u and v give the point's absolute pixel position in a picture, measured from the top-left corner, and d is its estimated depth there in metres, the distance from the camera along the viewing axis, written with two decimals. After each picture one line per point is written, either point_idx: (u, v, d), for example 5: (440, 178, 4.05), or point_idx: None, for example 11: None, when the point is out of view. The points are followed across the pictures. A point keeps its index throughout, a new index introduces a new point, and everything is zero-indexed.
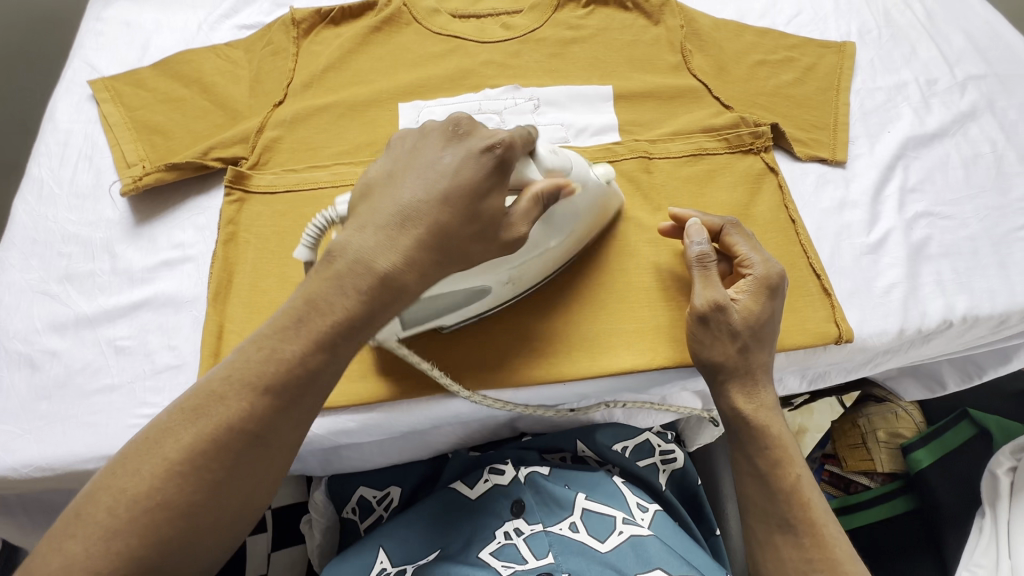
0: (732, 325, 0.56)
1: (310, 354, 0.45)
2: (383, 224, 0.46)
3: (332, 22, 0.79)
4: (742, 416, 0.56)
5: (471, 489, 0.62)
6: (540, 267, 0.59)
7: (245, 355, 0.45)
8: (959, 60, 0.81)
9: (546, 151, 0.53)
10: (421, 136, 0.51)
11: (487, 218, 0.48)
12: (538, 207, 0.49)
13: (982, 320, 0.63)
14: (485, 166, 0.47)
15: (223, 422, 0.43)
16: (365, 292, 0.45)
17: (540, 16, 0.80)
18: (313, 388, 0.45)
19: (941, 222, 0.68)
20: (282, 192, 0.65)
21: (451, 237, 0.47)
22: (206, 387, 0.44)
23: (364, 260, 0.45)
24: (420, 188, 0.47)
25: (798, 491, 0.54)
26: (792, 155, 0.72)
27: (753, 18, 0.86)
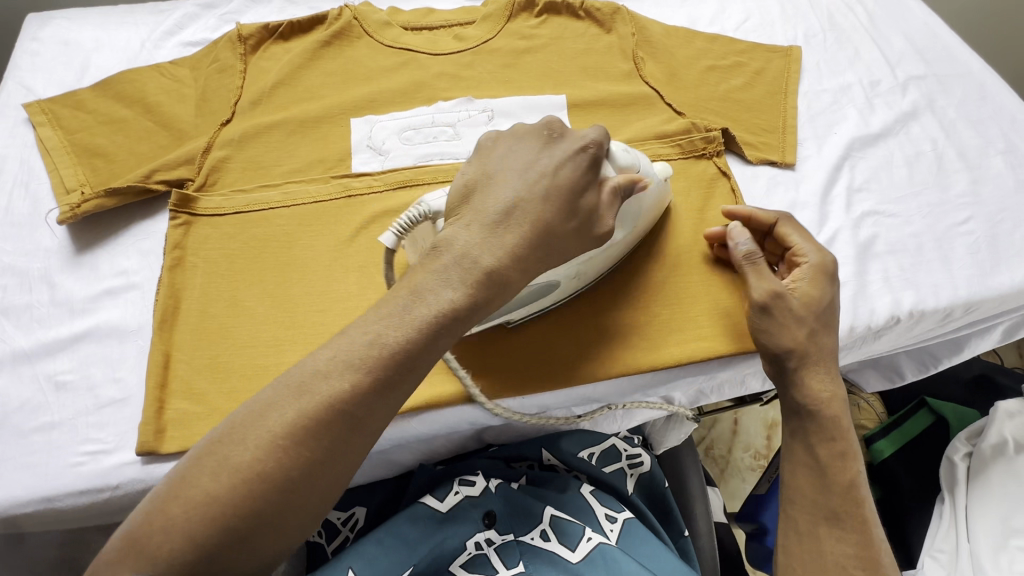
0: (795, 309, 0.57)
1: (412, 340, 0.45)
2: (484, 218, 0.49)
3: (281, 37, 0.77)
4: (818, 405, 0.56)
5: (441, 502, 0.60)
6: (605, 260, 0.62)
7: (350, 335, 0.45)
8: (900, 61, 0.84)
9: (621, 149, 0.56)
10: (514, 137, 0.55)
11: (585, 213, 0.52)
12: (617, 199, 0.53)
13: (928, 314, 0.65)
14: (581, 164, 0.52)
15: (325, 399, 0.42)
16: (472, 284, 0.47)
17: (492, 27, 0.81)
18: (413, 373, 0.45)
19: (887, 220, 0.70)
20: (231, 214, 0.63)
21: (554, 230, 0.51)
22: (307, 364, 0.44)
23: (467, 253, 0.48)
24: (518, 184, 0.51)
25: (856, 488, 0.55)
26: (743, 159, 0.74)
27: (703, 23, 0.87)
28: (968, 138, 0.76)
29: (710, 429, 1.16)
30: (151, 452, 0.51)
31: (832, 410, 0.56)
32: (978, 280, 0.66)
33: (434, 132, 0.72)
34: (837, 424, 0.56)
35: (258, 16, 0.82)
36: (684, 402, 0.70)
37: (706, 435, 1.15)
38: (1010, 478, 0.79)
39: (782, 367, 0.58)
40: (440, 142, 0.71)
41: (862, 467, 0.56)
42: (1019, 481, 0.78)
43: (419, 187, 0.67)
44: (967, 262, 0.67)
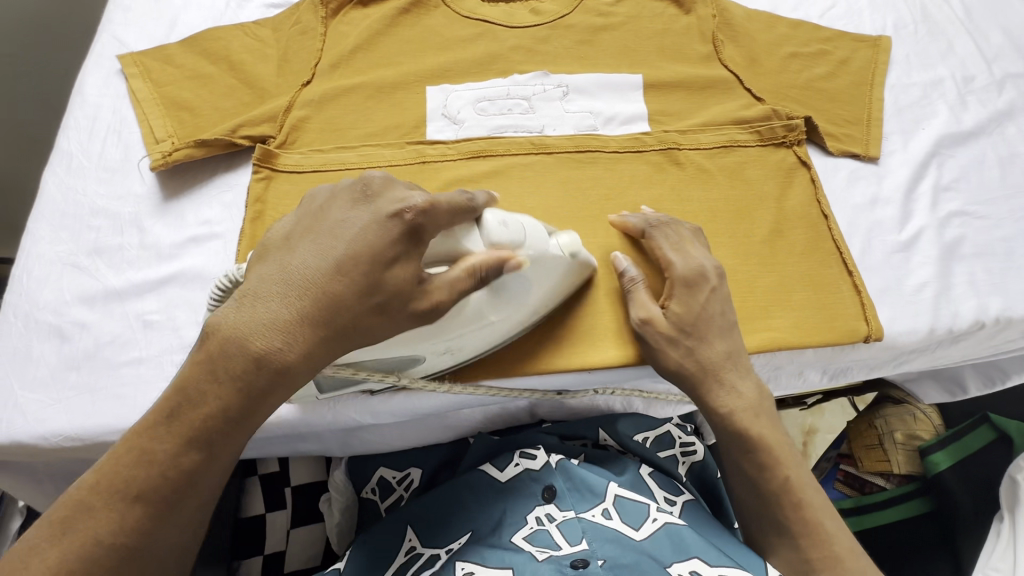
0: (664, 330, 0.57)
1: (183, 453, 0.42)
2: (266, 303, 0.42)
3: (360, 3, 0.78)
4: (733, 420, 0.55)
5: (501, 472, 0.61)
6: (485, 338, 0.56)
7: (115, 455, 0.42)
8: (996, 57, 0.80)
9: (496, 222, 0.48)
10: (327, 197, 0.47)
11: (393, 288, 0.43)
12: (475, 279, 0.45)
13: (1015, 322, 0.62)
14: (392, 231, 0.43)
15: (86, 540, 0.40)
16: (241, 380, 0.42)
17: (570, 2, 0.80)
18: (197, 488, 0.43)
19: (976, 222, 0.67)
20: (309, 171, 0.65)
21: (345, 309, 0.43)
22: (74, 494, 0.42)
23: (245, 346, 0.41)
24: (314, 261, 0.43)
25: (790, 493, 0.54)
26: (824, 150, 0.71)
27: (787, 9, 0.84)
28: None
29: None
30: None
31: (746, 419, 0.55)
32: None
33: (509, 104, 0.71)
34: (753, 433, 0.56)
35: None
36: None
37: None
38: None
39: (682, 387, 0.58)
40: (514, 115, 0.71)
41: (795, 470, 0.55)
42: None
43: (489, 157, 0.67)
44: None
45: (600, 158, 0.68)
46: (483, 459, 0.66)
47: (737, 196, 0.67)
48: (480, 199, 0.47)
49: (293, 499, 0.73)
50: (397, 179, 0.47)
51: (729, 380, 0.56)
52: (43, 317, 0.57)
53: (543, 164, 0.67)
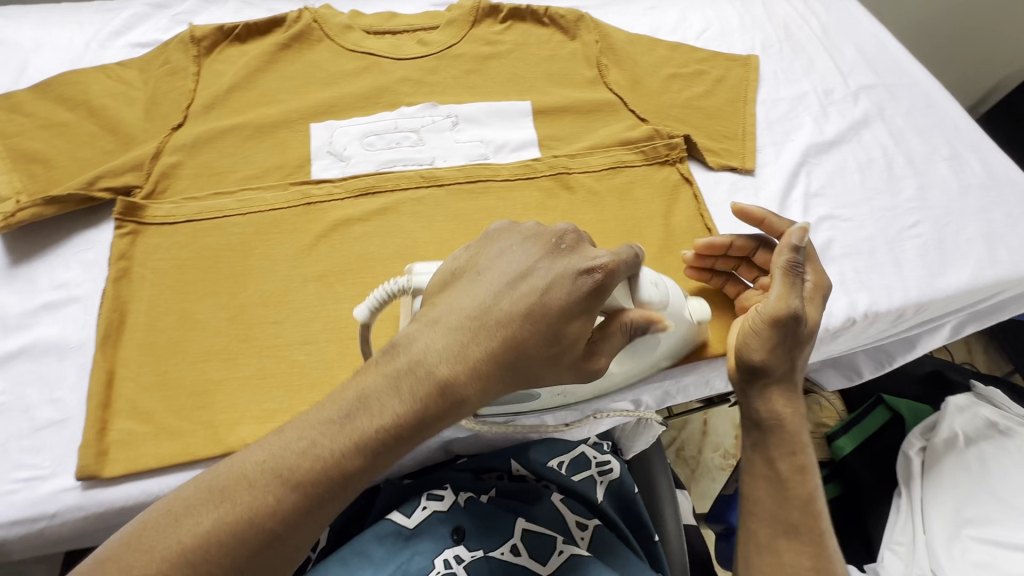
0: (804, 329, 0.55)
1: (347, 458, 0.41)
2: (458, 331, 0.45)
3: (237, 40, 0.75)
4: (777, 416, 0.55)
5: (408, 518, 0.59)
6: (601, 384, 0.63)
7: (285, 439, 0.42)
8: (851, 71, 0.87)
9: (649, 282, 0.55)
10: (518, 237, 0.49)
11: (571, 339, 0.47)
12: (626, 336, 0.51)
13: (881, 315, 0.67)
14: (579, 290, 0.46)
15: (241, 515, 0.39)
16: (422, 400, 0.43)
17: (457, 31, 0.80)
18: (349, 492, 0.42)
19: (842, 224, 0.72)
20: (182, 222, 0.61)
21: (527, 351, 0.46)
22: (238, 463, 0.41)
23: (426, 365, 0.44)
24: (506, 297, 0.46)
25: (814, 503, 0.53)
26: (705, 165, 0.75)
27: (666, 32, 0.89)
28: (916, 145, 0.80)
29: (681, 432, 1.26)
30: (92, 477, 0.48)
31: (795, 422, 0.55)
32: (927, 282, 0.69)
33: (397, 137, 0.71)
34: (800, 435, 0.54)
35: (213, 18, 0.79)
36: (651, 403, 0.71)
37: (676, 438, 1.25)
38: (959, 470, 0.82)
39: (758, 378, 0.56)
40: (403, 148, 0.70)
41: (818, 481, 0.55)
42: (969, 473, 0.81)
43: (377, 194, 0.66)
44: (917, 264, 0.70)
45: (492, 187, 0.68)
46: (393, 504, 0.64)
47: (627, 216, 0.69)
48: (639, 253, 0.50)
49: None
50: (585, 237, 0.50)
51: (794, 388, 0.56)
52: None
53: (434, 197, 0.66)
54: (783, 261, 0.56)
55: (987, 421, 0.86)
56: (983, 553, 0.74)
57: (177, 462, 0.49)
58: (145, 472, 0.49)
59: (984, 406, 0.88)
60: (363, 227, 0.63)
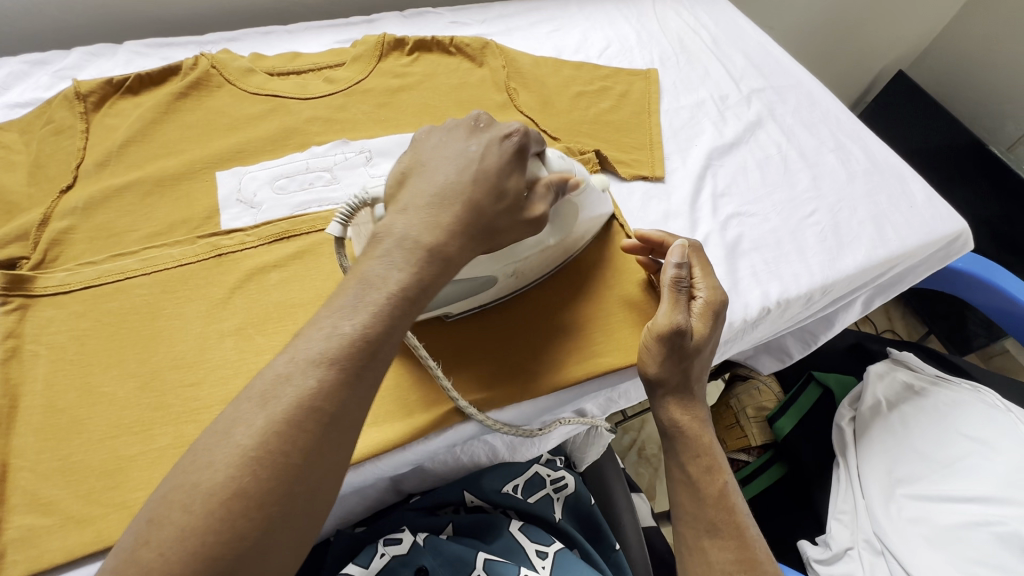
0: (687, 343, 0.57)
1: (366, 328, 0.41)
2: (422, 203, 0.47)
3: (129, 91, 0.72)
4: (678, 426, 0.59)
5: (367, 567, 0.56)
6: (540, 261, 0.62)
7: (307, 337, 0.40)
8: (742, 76, 0.94)
9: (557, 156, 0.58)
10: (444, 132, 0.53)
11: (512, 195, 0.51)
12: (551, 192, 0.55)
13: (792, 302, 0.71)
14: (507, 150, 0.51)
15: (290, 404, 0.37)
16: (416, 265, 0.44)
17: (364, 67, 0.80)
18: (380, 360, 0.41)
19: (748, 220, 0.77)
20: (77, 290, 0.57)
21: (485, 212, 0.49)
22: (270, 369, 0.39)
23: (411, 236, 0.45)
24: (452, 171, 0.49)
25: (727, 498, 0.57)
26: (618, 176, 0.78)
27: (569, 52, 0.93)
28: (807, 140, 0.86)
29: (640, 432, 1.28)
30: None
31: (693, 429, 0.59)
32: (829, 266, 0.74)
33: (310, 178, 0.69)
34: (702, 439, 0.59)
35: (101, 70, 0.76)
36: (595, 412, 0.72)
37: (636, 439, 1.27)
38: (886, 434, 0.88)
39: (653, 391, 0.60)
40: (316, 189, 0.69)
41: (731, 476, 0.59)
42: (893, 435, 0.87)
43: (294, 238, 0.64)
44: (818, 250, 0.75)
45: None
46: (347, 556, 0.61)
47: None
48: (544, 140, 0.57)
49: None
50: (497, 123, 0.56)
51: (691, 397, 0.60)
52: None
53: None
54: (669, 279, 0.60)
55: (903, 384, 0.93)
56: (916, 510, 0.79)
57: (86, 552, 0.46)
58: (49, 569, 0.45)
59: (900, 371, 0.95)
60: (279, 274, 0.61)
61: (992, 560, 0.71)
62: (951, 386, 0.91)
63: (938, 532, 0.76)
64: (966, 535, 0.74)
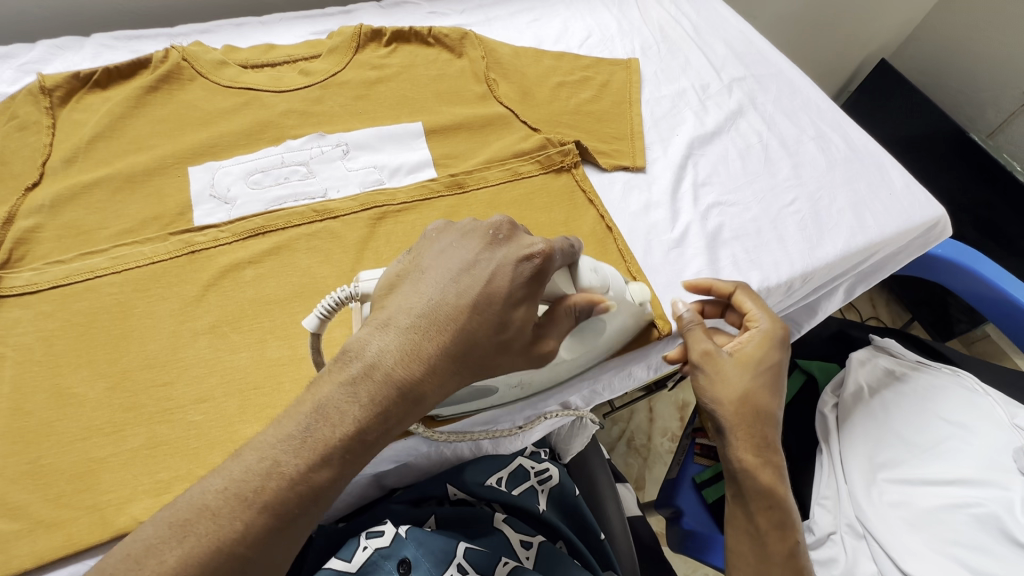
0: (729, 372, 0.59)
1: (313, 470, 0.40)
2: (406, 327, 0.44)
3: (96, 86, 0.70)
4: (749, 472, 0.57)
5: (349, 562, 0.56)
6: (554, 375, 0.61)
7: (245, 463, 0.40)
8: (723, 65, 0.94)
9: (588, 268, 0.53)
10: (458, 235, 0.49)
11: (516, 328, 0.47)
12: (572, 318, 0.51)
13: (773, 290, 0.71)
14: (522, 275, 0.46)
15: (209, 547, 0.37)
16: (381, 401, 0.43)
17: (340, 58, 0.79)
18: (319, 505, 0.41)
19: (730, 209, 0.77)
20: (44, 290, 0.56)
21: (477, 345, 0.46)
22: (199, 496, 0.39)
23: (381, 365, 0.43)
24: (449, 291, 0.45)
25: (795, 556, 0.56)
26: (599, 167, 0.78)
27: (550, 42, 0.92)
28: (788, 129, 0.86)
29: (629, 423, 1.29)
30: None
31: (767, 481, 0.57)
32: (809, 254, 0.74)
33: (286, 172, 0.68)
34: (777, 492, 0.57)
35: (68, 64, 0.74)
36: (581, 404, 0.72)
37: (624, 429, 1.28)
38: (867, 419, 0.88)
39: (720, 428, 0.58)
40: (292, 183, 0.68)
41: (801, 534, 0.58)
42: (874, 420, 0.88)
43: (269, 234, 0.63)
44: (799, 238, 0.75)
45: (390, 212, 0.67)
46: (327, 552, 0.60)
47: (530, 224, 0.70)
48: (577, 247, 0.52)
49: None
50: (521, 228, 0.51)
51: (767, 444, 0.58)
52: None
53: (330, 230, 0.64)
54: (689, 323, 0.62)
55: (884, 369, 0.93)
56: (897, 494, 0.80)
57: (58, 555, 0.45)
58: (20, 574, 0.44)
59: (881, 356, 0.95)
60: (255, 270, 0.60)
61: (973, 542, 0.73)
62: (932, 371, 0.92)
63: (919, 515, 0.77)
64: (945, 518, 0.76)
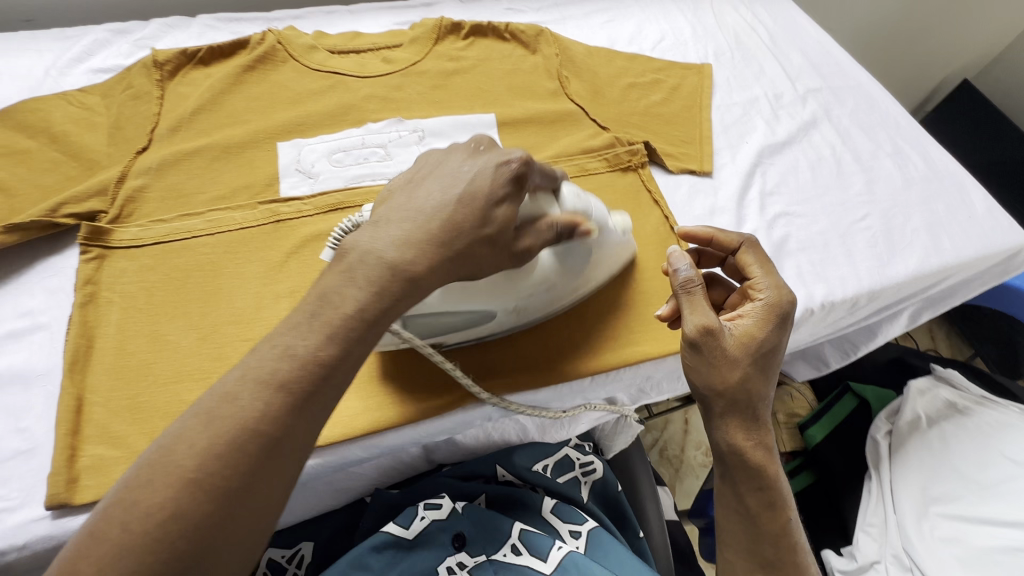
0: (729, 346, 0.55)
1: (322, 351, 0.41)
2: (397, 223, 0.46)
3: (200, 63, 0.76)
4: (739, 453, 0.56)
5: (408, 529, 0.59)
6: (544, 302, 0.60)
7: (257, 352, 0.40)
8: (798, 75, 0.92)
9: (570, 194, 0.56)
10: (442, 154, 0.52)
11: (499, 223, 0.49)
12: (554, 232, 0.54)
13: (837, 305, 0.70)
14: (503, 174, 0.49)
15: (236, 427, 0.37)
16: (378, 287, 0.43)
17: (420, 49, 0.82)
18: (334, 382, 0.41)
19: (797, 220, 0.75)
20: (148, 245, 0.61)
21: (465, 234, 0.47)
22: (214, 389, 0.39)
23: (374, 252, 0.44)
24: (438, 191, 0.48)
25: (788, 534, 0.56)
26: (665, 169, 0.78)
27: (622, 44, 0.93)
28: (863, 143, 0.84)
29: (663, 432, 1.28)
30: (63, 505, 0.48)
31: (758, 461, 0.56)
32: (878, 271, 0.72)
33: (365, 153, 0.72)
34: (770, 473, 0.56)
35: (176, 41, 0.80)
36: (627, 401, 0.73)
37: (658, 438, 1.27)
38: (923, 450, 0.85)
39: (711, 408, 0.57)
40: (371, 163, 0.71)
41: (793, 514, 0.57)
42: (931, 452, 0.84)
43: (348, 210, 0.67)
44: (868, 255, 0.73)
45: None
46: (384, 515, 0.64)
47: None
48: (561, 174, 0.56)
49: None
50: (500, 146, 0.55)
51: (756, 422, 0.57)
52: None
53: None
54: (688, 280, 0.56)
55: (945, 401, 0.89)
56: (950, 530, 0.77)
57: None
58: None
59: (943, 387, 0.91)
60: None
61: None
62: (998, 407, 0.87)
63: (972, 554, 0.74)
64: (1002, 561, 0.72)
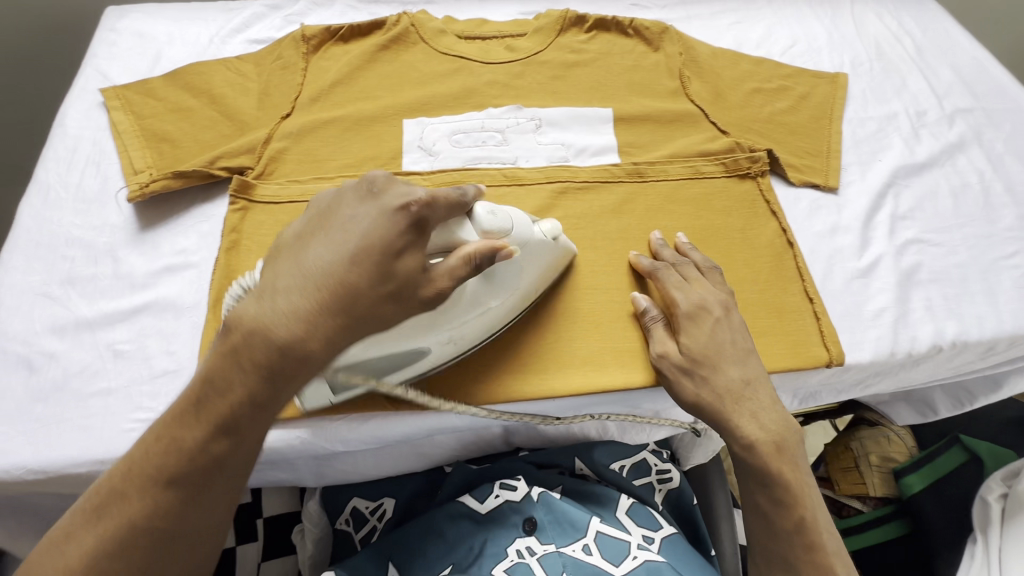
0: (682, 362, 0.58)
1: (212, 441, 0.44)
2: (283, 292, 0.43)
3: (341, 39, 0.81)
4: (743, 452, 0.56)
5: (481, 504, 0.62)
6: (482, 326, 0.56)
7: (147, 446, 0.45)
8: (947, 93, 0.84)
9: (484, 211, 0.50)
10: (337, 196, 0.47)
11: (401, 278, 0.43)
12: (470, 266, 0.45)
13: (971, 345, 0.64)
14: (397, 225, 0.43)
15: (124, 523, 0.43)
16: (263, 368, 0.43)
17: (544, 39, 0.83)
18: (223, 473, 0.45)
19: (931, 249, 0.70)
20: (284, 202, 0.66)
21: (359, 298, 0.42)
22: (107, 482, 0.45)
23: (260, 329, 0.42)
24: (324, 250, 0.44)
25: (804, 532, 0.54)
26: (786, 180, 0.74)
27: (750, 47, 0.89)
28: (1017, 173, 0.76)
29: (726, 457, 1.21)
30: None
31: (766, 456, 0.55)
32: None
33: (484, 136, 0.74)
34: (773, 469, 0.55)
35: (321, 19, 0.86)
36: None
37: None
38: None
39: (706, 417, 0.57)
40: (488, 147, 0.74)
41: (813, 509, 0.55)
42: None
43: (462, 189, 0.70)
44: (1013, 296, 0.66)
45: (571, 189, 0.70)
46: (462, 487, 0.66)
47: (703, 224, 0.69)
48: (472, 192, 0.48)
49: (263, 530, 0.73)
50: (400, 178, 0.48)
51: (760, 412, 0.56)
52: (13, 348, 0.59)
53: (516, 196, 0.69)
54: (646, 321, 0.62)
55: None
56: None
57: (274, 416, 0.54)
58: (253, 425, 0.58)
59: None
60: None
61: None
62: None
63: None
64: None
